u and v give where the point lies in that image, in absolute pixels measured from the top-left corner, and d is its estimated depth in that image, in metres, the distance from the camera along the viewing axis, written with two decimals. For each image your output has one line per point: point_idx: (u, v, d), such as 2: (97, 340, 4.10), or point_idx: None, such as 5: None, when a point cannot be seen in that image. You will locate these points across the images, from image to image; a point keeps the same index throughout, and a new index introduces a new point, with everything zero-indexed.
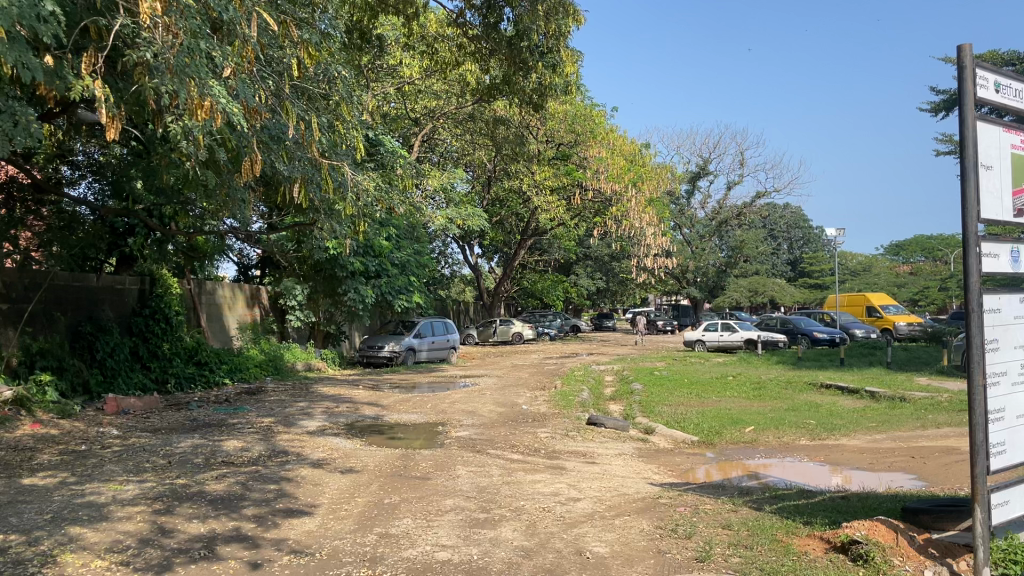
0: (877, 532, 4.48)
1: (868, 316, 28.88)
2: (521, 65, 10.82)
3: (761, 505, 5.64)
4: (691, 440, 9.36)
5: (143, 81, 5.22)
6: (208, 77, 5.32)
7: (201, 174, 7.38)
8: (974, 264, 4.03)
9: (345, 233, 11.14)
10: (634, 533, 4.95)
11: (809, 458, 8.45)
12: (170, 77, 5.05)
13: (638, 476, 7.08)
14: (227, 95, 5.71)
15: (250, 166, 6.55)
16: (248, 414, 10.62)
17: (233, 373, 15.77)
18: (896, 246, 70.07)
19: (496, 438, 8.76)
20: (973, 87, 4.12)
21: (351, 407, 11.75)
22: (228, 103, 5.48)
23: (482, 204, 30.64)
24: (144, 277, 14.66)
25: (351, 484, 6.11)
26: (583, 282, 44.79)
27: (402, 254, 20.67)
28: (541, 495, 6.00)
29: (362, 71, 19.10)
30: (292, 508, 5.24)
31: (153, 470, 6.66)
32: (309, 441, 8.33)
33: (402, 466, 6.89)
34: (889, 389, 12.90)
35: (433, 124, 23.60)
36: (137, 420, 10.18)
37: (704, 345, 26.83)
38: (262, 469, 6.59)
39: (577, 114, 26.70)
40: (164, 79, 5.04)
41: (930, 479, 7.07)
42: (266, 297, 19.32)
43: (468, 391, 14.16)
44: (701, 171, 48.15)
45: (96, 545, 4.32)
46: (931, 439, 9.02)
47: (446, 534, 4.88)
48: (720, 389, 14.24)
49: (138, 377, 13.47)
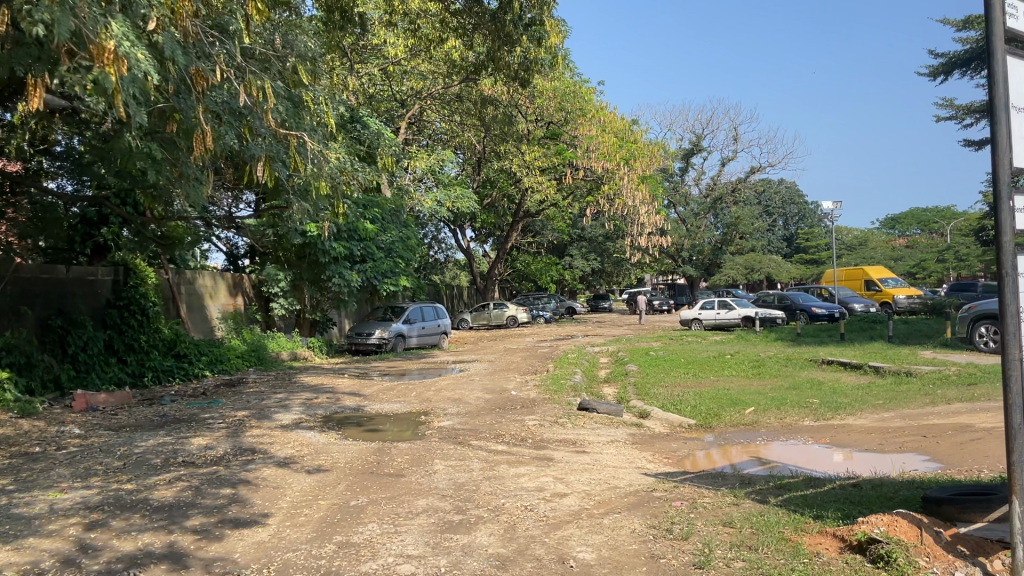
0: (899, 529, 3.96)
1: (867, 290, 28.46)
2: (507, 39, 10.22)
3: (764, 497, 5.11)
4: (687, 424, 8.86)
5: (25, 21, 4.62)
6: (108, 20, 4.73)
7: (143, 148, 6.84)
8: (1006, 220, 3.49)
9: (323, 215, 10.59)
10: (624, 534, 4.43)
11: (813, 440, 7.93)
12: (51, 6, 4.48)
13: (631, 466, 6.55)
14: (138, 41, 5.08)
15: (198, 138, 6.07)
16: (222, 409, 10.08)
17: (213, 365, 15.12)
18: (890, 219, 69.68)
19: (481, 428, 8.23)
20: (1002, 16, 3.55)
21: (331, 397, 11.21)
22: (134, 49, 4.88)
23: (473, 186, 29.88)
24: (119, 267, 13.96)
25: (316, 485, 5.58)
26: (578, 264, 44.14)
27: (389, 237, 19.93)
28: (524, 492, 5.46)
29: (344, 51, 18.53)
30: (243, 517, 4.72)
31: (102, 474, 6.13)
32: (281, 437, 7.78)
33: (375, 463, 6.35)
34: (894, 364, 12.40)
35: (420, 106, 22.91)
36: (103, 417, 9.65)
37: (701, 323, 26.39)
38: (221, 470, 6.07)
39: (566, 92, 26.07)
40: (43, 11, 4.45)
41: (944, 461, 6.55)
42: (249, 285, 18.90)
43: (457, 376, 13.70)
44: (695, 148, 47.57)
45: (9, 567, 3.77)
46: (944, 416, 8.48)
47: (415, 541, 4.35)
48: (717, 368, 13.74)
49: (113, 373, 12.79)
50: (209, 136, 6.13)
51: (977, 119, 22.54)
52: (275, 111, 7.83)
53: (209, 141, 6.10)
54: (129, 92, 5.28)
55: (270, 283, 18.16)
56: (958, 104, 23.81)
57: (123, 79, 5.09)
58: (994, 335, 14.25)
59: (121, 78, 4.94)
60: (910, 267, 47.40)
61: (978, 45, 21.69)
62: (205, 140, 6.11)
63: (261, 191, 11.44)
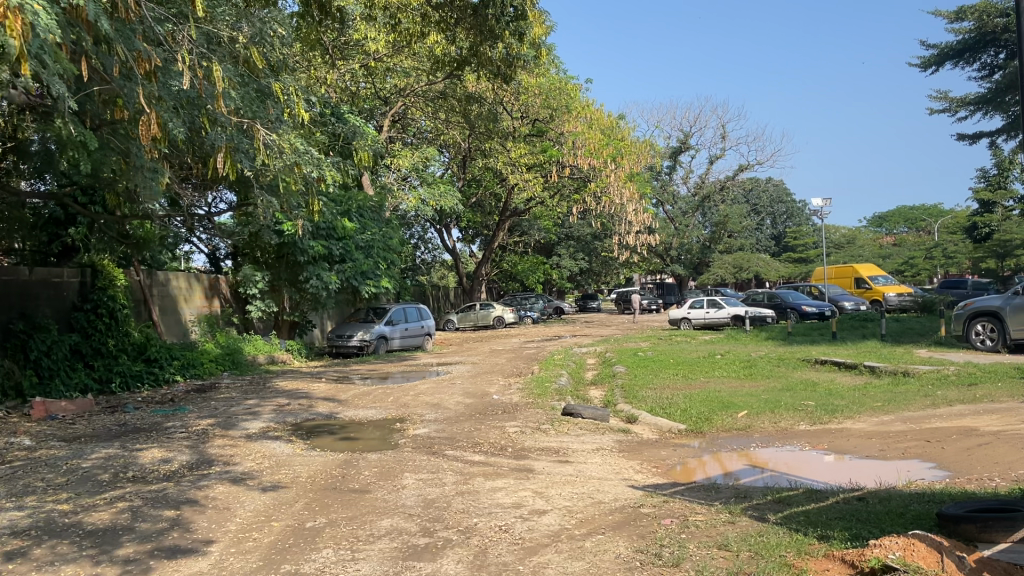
0: (917, 554, 3.47)
1: (857, 288, 28.14)
2: (488, 33, 9.70)
3: (763, 514, 4.64)
4: (678, 428, 8.40)
5: None
6: None
7: (78, 134, 6.30)
8: None
9: (297, 213, 10.10)
10: (607, 560, 3.96)
11: (811, 446, 7.47)
12: None
13: (618, 477, 6.06)
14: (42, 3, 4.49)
15: (142, 123, 5.55)
16: (187, 416, 9.55)
17: (185, 369, 14.49)
18: (877, 217, 69.54)
19: (458, 436, 7.73)
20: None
21: (303, 403, 10.68)
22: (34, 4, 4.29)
23: (459, 185, 29.44)
24: (87, 269, 13.33)
25: (271, 504, 5.11)
26: (565, 263, 43.77)
27: (369, 235, 19.13)
28: (499, 509, 4.97)
29: (326, 47, 17.81)
30: (182, 546, 4.26)
31: (41, 492, 5.64)
32: (244, 448, 7.27)
33: (339, 477, 5.86)
34: (890, 363, 11.99)
35: (404, 103, 22.31)
36: (59, 427, 9.10)
37: (690, 323, 25.97)
38: (169, 488, 5.58)
39: (552, 88, 25.07)
40: None
41: (953, 469, 6.08)
42: (226, 287, 18.41)
43: (438, 379, 13.26)
44: (682, 147, 47.24)
45: None
46: (946, 419, 8.05)
47: (371, 570, 3.86)
48: (708, 369, 13.28)
49: (78, 378, 12.17)
50: (156, 122, 5.63)
51: (971, 112, 22.17)
52: (230, 96, 7.38)
53: (156, 126, 5.60)
54: (42, 62, 4.71)
55: (246, 285, 17.64)
56: (952, 96, 23.43)
57: (29, 41, 4.51)
58: (990, 332, 13.86)
59: (28, 42, 4.46)
60: (898, 265, 47.50)
61: (971, 36, 21.33)
62: (152, 127, 5.61)
63: (231, 187, 10.89)
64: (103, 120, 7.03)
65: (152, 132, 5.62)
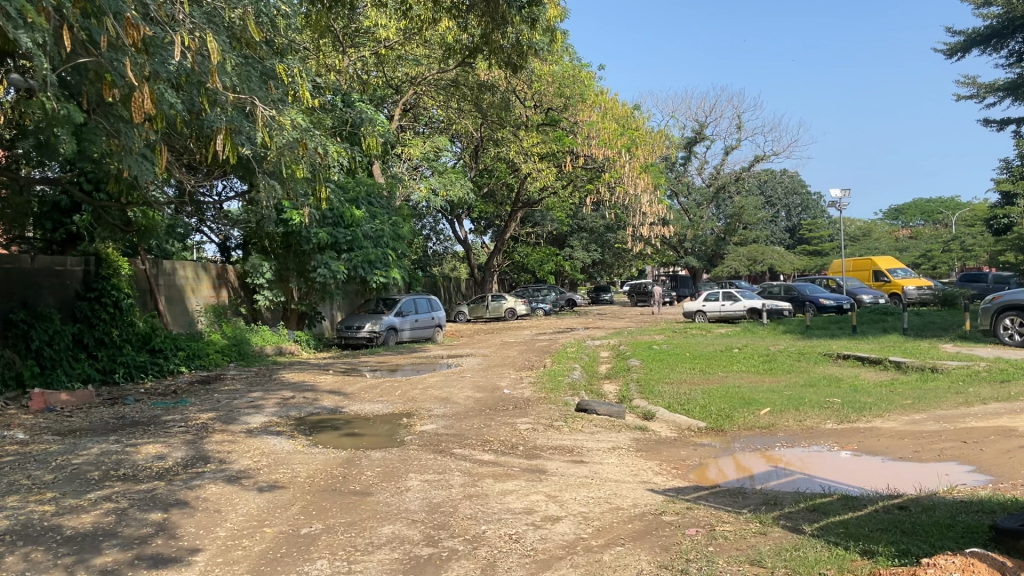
0: None
1: (875, 281, 27.58)
2: (499, 19, 9.25)
3: (797, 524, 4.26)
4: (697, 426, 8.02)
5: None
6: None
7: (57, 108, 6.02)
8: None
9: (302, 201, 9.74)
10: None
11: (840, 446, 7.07)
12: None
13: (636, 480, 5.67)
14: None
15: (135, 98, 5.13)
16: (188, 410, 9.24)
17: (190, 360, 14.21)
18: (894, 210, 68.76)
19: (467, 433, 7.37)
20: None
21: (308, 397, 10.33)
22: None
23: (471, 176, 28.94)
24: (90, 256, 12.93)
25: (266, 507, 4.77)
26: (578, 255, 42.75)
27: (377, 224, 18.74)
28: (510, 515, 4.61)
29: (337, 33, 17.42)
30: (165, 554, 3.92)
31: (26, 490, 5.33)
32: (242, 444, 6.94)
33: (340, 477, 5.51)
34: (917, 359, 11.56)
35: (415, 92, 21.89)
36: (55, 419, 8.80)
37: (705, 315, 25.53)
38: (160, 488, 5.25)
39: (565, 76, 24.60)
40: None
41: (994, 473, 5.67)
42: (233, 276, 18.10)
43: (448, 372, 12.95)
44: (698, 137, 46.63)
45: None
46: (981, 419, 7.63)
47: None
48: (726, 363, 12.86)
49: (81, 368, 11.91)
50: (147, 98, 5.19)
51: (999, 98, 21.56)
52: (227, 73, 7.00)
53: (146, 102, 5.17)
54: None
55: (253, 275, 17.33)
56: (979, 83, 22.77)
57: None
58: (1019, 327, 13.41)
59: None
60: (915, 257, 46.72)
61: (998, 22, 20.74)
62: (143, 104, 5.18)
63: (235, 173, 10.57)
64: (96, 99, 6.75)
65: (143, 110, 5.20)
